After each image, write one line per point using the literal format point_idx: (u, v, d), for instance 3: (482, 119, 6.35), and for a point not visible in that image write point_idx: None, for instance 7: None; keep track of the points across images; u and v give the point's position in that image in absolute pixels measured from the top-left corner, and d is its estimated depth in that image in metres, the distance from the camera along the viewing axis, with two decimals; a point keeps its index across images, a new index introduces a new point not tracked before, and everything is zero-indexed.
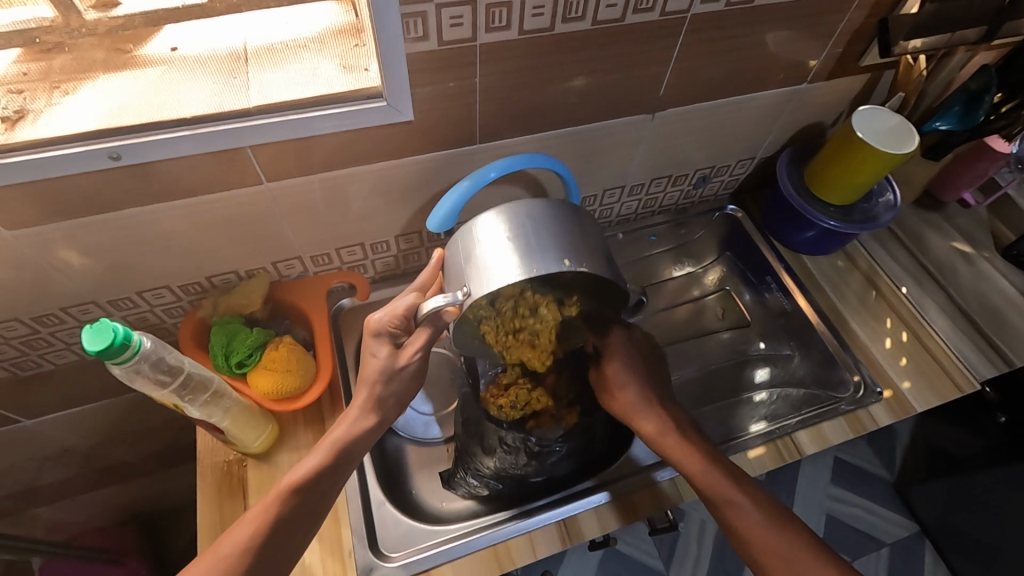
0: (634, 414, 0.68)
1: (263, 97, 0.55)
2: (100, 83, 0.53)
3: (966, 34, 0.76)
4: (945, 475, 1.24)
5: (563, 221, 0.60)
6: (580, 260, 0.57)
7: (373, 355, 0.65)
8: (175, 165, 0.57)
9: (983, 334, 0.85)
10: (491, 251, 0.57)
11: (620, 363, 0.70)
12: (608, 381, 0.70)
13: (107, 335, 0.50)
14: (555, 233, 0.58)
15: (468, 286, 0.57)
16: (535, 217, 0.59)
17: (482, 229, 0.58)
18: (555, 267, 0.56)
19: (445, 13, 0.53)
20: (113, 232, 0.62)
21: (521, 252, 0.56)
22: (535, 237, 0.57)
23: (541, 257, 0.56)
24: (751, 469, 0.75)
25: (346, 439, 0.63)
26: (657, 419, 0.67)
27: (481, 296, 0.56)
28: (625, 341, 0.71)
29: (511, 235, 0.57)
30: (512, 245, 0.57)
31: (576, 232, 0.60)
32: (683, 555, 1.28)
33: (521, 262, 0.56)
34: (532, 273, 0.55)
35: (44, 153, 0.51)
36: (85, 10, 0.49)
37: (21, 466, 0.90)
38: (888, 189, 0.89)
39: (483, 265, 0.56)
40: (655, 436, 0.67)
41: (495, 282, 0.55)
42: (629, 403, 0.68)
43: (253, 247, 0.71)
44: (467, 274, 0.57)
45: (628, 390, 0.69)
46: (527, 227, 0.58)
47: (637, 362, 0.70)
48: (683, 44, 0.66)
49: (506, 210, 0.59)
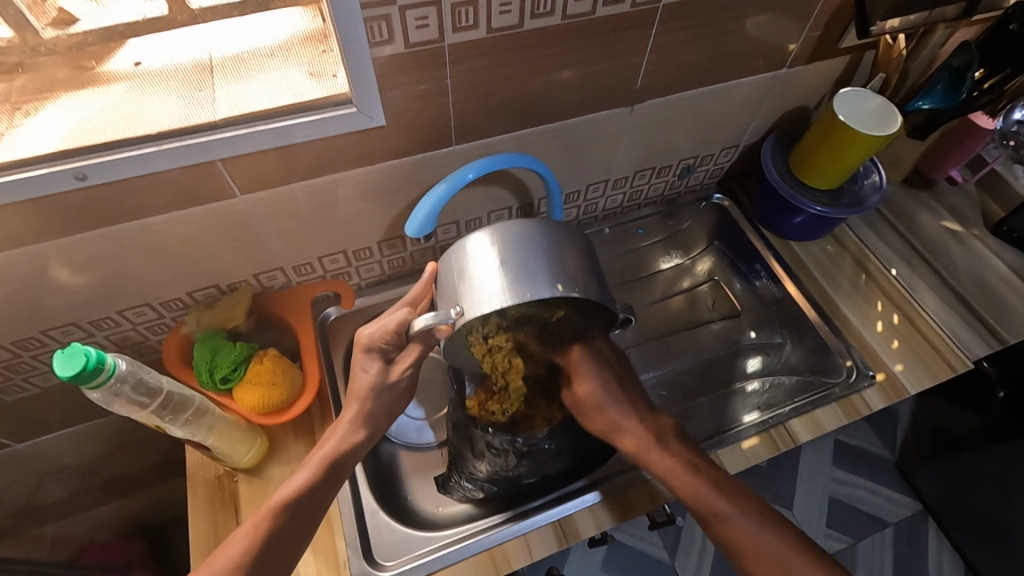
0: (619, 430, 0.67)
1: (230, 108, 0.55)
2: (61, 104, 0.52)
3: (945, 11, 0.75)
4: (946, 454, 1.24)
5: (557, 244, 0.58)
6: (574, 285, 0.57)
7: (364, 370, 0.64)
8: (146, 182, 0.56)
9: (975, 313, 0.85)
10: (483, 271, 0.56)
11: (592, 384, 0.67)
12: (583, 402, 0.67)
13: (79, 360, 0.50)
14: (549, 257, 0.57)
15: (460, 305, 0.56)
16: (530, 241, 0.57)
17: (474, 248, 0.57)
18: (547, 292, 0.55)
19: (409, 14, 0.52)
20: (87, 253, 0.61)
21: (512, 276, 0.55)
22: (527, 260, 0.56)
23: (533, 282, 0.55)
24: (735, 465, 0.74)
25: (337, 452, 0.62)
26: (639, 435, 0.66)
27: (473, 317, 0.55)
28: (588, 355, 0.68)
29: (502, 257, 0.56)
30: (503, 267, 0.56)
31: (570, 256, 0.58)
32: (687, 545, 1.28)
33: (513, 287, 0.55)
34: (523, 298, 0.54)
35: (8, 177, 0.50)
36: (42, 28, 0.47)
37: (18, 489, 0.90)
38: (874, 170, 0.88)
39: (475, 285, 0.56)
40: (635, 451, 0.66)
41: (487, 304, 0.54)
42: (610, 422, 0.67)
43: (233, 260, 0.70)
44: (459, 293, 0.57)
45: (606, 411, 0.67)
46: (521, 250, 0.56)
47: (606, 374, 0.68)
48: (657, 34, 0.65)
49: (500, 229, 0.58)
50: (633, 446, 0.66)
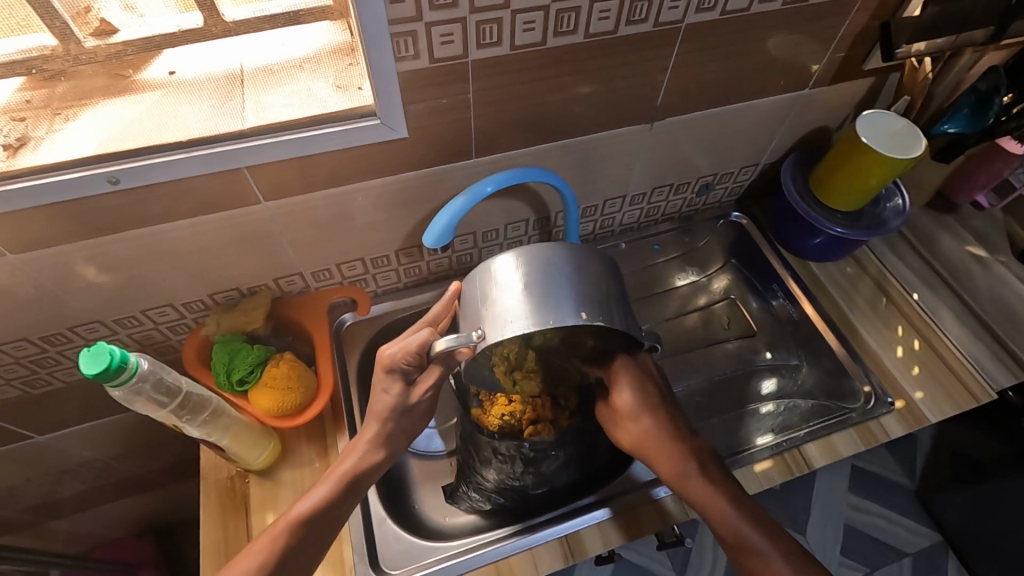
0: (649, 451, 0.65)
1: (258, 117, 0.56)
2: (98, 111, 0.53)
3: (973, 35, 0.74)
4: (968, 485, 1.21)
5: (585, 271, 0.58)
6: (600, 315, 0.56)
7: (385, 391, 0.64)
8: (175, 186, 0.58)
9: (1000, 341, 0.83)
10: (509, 295, 0.56)
11: (631, 395, 0.67)
12: (619, 412, 0.68)
13: (104, 358, 0.52)
14: (577, 284, 0.57)
15: (482, 328, 0.56)
16: (557, 267, 0.57)
17: (501, 271, 0.57)
18: (571, 319, 0.54)
19: (435, 30, 0.53)
20: (117, 253, 0.62)
21: (537, 302, 0.55)
22: (553, 287, 0.56)
23: (557, 309, 0.55)
24: (751, 488, 0.73)
25: (356, 471, 0.63)
26: (669, 460, 0.64)
27: (494, 341, 0.55)
28: (633, 370, 0.68)
29: (528, 281, 0.56)
30: (529, 293, 0.55)
31: (599, 284, 0.58)
32: (697, 566, 1.26)
33: (536, 312, 0.55)
34: (549, 325, 0.54)
35: (47, 179, 0.52)
36: (84, 37, 0.49)
37: (36, 481, 0.92)
38: (897, 193, 0.87)
39: (497, 311, 0.56)
40: (673, 477, 0.64)
41: (509, 329, 0.54)
42: (643, 434, 0.66)
43: (254, 265, 0.72)
44: (483, 316, 0.57)
45: (641, 421, 0.67)
46: (548, 275, 0.56)
47: (648, 389, 0.68)
48: (679, 54, 0.65)
49: (528, 252, 0.58)
50: (671, 471, 0.64)
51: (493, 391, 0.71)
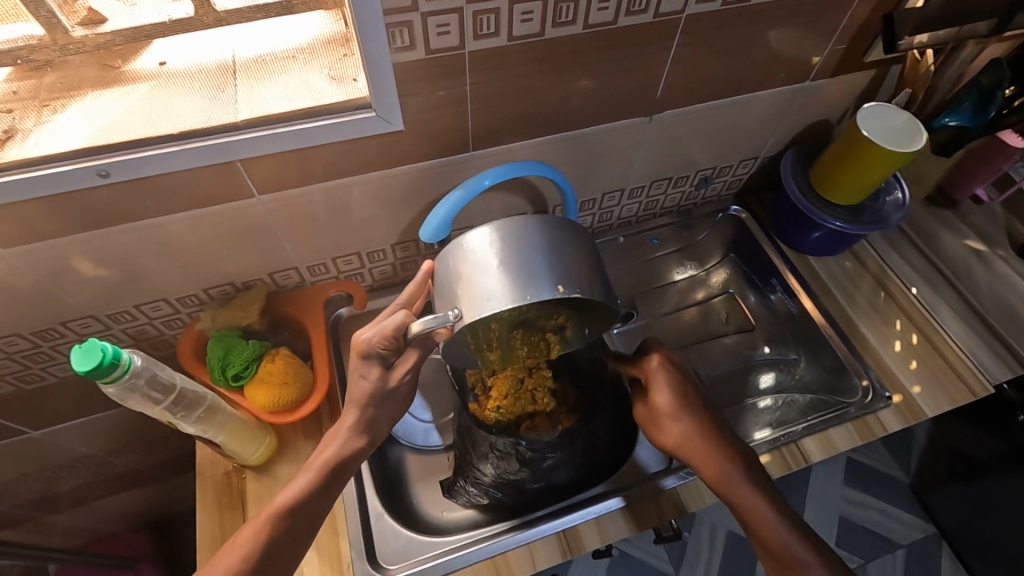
0: (697, 451, 0.65)
1: (251, 109, 0.55)
2: (87, 103, 0.53)
3: (975, 27, 0.74)
4: (963, 479, 1.21)
5: (561, 245, 0.57)
6: (575, 286, 0.55)
7: (363, 377, 0.62)
8: (168, 181, 0.57)
9: (997, 335, 0.83)
10: (482, 272, 0.55)
11: (668, 396, 0.68)
12: (659, 413, 0.68)
13: (96, 355, 0.51)
14: (551, 257, 0.56)
15: (459, 308, 0.55)
16: (529, 240, 0.56)
17: (474, 248, 0.56)
18: (548, 293, 0.53)
19: (431, 21, 0.52)
20: (108, 247, 0.61)
21: (511, 278, 0.54)
22: (528, 260, 0.55)
23: (532, 283, 0.54)
24: (779, 470, 0.74)
25: (338, 458, 0.62)
26: (715, 463, 0.64)
27: (472, 320, 0.54)
28: (667, 368, 0.70)
29: (501, 258, 0.55)
30: (501, 268, 0.54)
31: (571, 255, 0.57)
32: (694, 559, 1.26)
33: (512, 289, 0.53)
34: (526, 301, 0.53)
35: (31, 173, 0.51)
36: (71, 27, 0.48)
37: (32, 476, 0.91)
38: (897, 187, 0.86)
39: (472, 288, 0.55)
40: (715, 479, 0.63)
41: (486, 307, 0.53)
42: (683, 437, 0.66)
43: (248, 259, 0.71)
44: (457, 295, 0.56)
45: (680, 423, 0.66)
46: (522, 249, 0.55)
47: (685, 390, 0.68)
48: (679, 46, 0.64)
49: (502, 228, 0.56)
50: (714, 474, 0.63)
51: (486, 383, 0.69)
